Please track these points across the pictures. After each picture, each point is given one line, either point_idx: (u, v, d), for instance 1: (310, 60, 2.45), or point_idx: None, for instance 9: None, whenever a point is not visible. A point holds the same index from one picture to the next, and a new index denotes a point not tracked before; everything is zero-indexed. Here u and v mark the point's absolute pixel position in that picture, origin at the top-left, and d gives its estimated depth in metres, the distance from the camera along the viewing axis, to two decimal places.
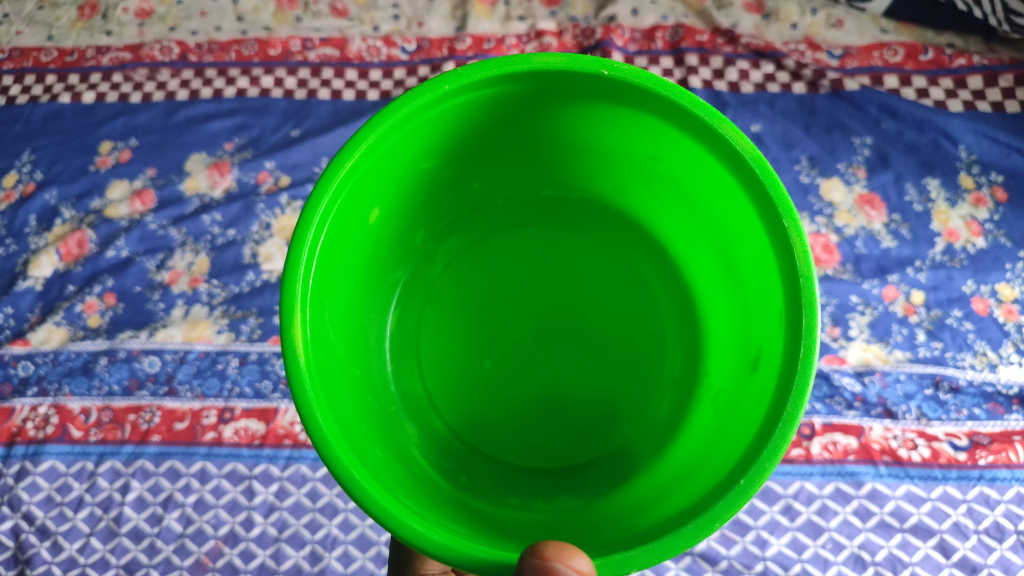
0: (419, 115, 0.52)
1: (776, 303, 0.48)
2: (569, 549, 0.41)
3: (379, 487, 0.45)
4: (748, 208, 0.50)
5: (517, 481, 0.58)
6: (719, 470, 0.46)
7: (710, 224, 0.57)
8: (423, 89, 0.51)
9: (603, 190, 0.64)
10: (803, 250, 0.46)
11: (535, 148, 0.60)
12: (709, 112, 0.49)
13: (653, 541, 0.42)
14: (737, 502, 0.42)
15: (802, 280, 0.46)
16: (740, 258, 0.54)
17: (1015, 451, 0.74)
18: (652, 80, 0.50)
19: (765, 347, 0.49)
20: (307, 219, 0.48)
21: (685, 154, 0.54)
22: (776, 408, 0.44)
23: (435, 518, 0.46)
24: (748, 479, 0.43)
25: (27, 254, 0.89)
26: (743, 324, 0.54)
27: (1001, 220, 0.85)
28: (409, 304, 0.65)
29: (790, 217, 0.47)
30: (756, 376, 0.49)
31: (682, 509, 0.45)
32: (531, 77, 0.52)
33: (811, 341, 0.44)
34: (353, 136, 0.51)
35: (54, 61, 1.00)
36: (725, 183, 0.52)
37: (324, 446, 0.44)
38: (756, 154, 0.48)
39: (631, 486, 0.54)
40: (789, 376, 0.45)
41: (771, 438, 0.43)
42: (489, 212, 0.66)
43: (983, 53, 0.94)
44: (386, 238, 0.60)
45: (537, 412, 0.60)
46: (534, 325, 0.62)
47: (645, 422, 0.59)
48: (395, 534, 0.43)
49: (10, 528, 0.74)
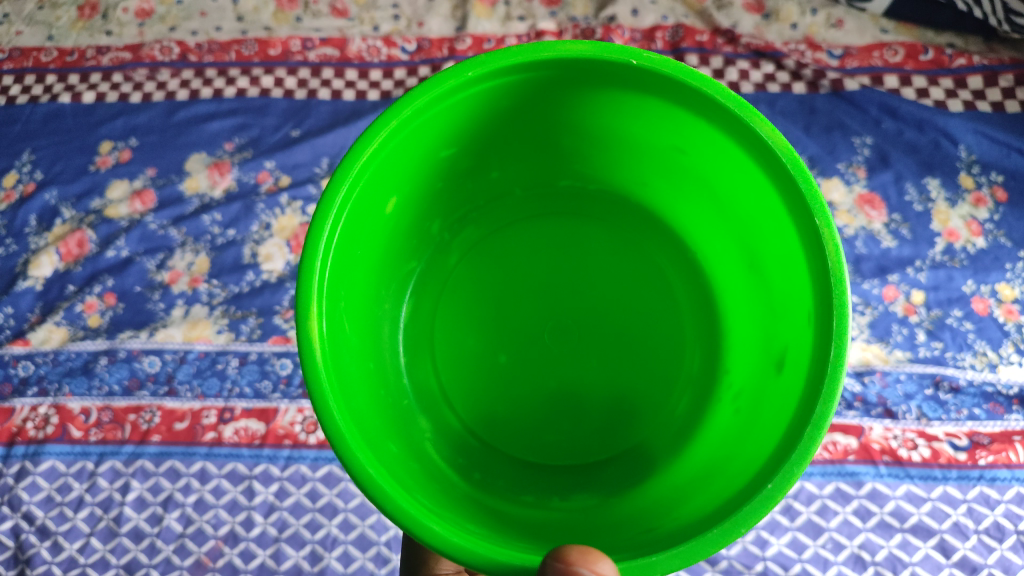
0: (440, 102, 0.52)
1: (804, 302, 0.48)
2: (593, 551, 0.41)
3: (398, 485, 0.45)
4: (776, 204, 0.51)
5: (532, 478, 0.58)
6: (744, 472, 0.46)
7: (733, 218, 0.57)
8: (445, 77, 0.51)
9: (622, 181, 0.64)
10: (833, 248, 0.46)
11: (555, 137, 0.60)
12: (737, 104, 0.49)
13: (677, 543, 0.42)
14: (765, 506, 0.42)
15: (832, 278, 0.46)
16: (766, 255, 0.54)
17: (1015, 451, 0.74)
18: (678, 69, 0.50)
19: (791, 345, 0.50)
20: (325, 209, 0.49)
21: (708, 144, 0.54)
22: (807, 411, 0.44)
23: (453, 518, 0.46)
24: (776, 482, 0.43)
25: (27, 254, 0.89)
26: (767, 322, 0.54)
27: (1001, 220, 0.85)
28: (423, 296, 0.65)
29: (820, 213, 0.47)
30: (782, 376, 0.49)
31: (707, 512, 0.45)
32: (554, 66, 0.52)
33: (840, 345, 0.44)
34: (373, 124, 0.51)
35: (54, 61, 1.00)
36: (751, 177, 0.52)
37: (340, 444, 0.44)
38: (788, 150, 0.48)
39: (651, 486, 0.54)
40: (818, 379, 0.44)
41: (799, 441, 0.43)
42: (506, 203, 0.66)
43: (983, 53, 0.94)
44: (403, 228, 0.60)
45: (554, 406, 0.60)
46: (551, 317, 0.62)
47: (663, 420, 0.59)
48: (413, 534, 0.43)
49: (11, 528, 0.74)
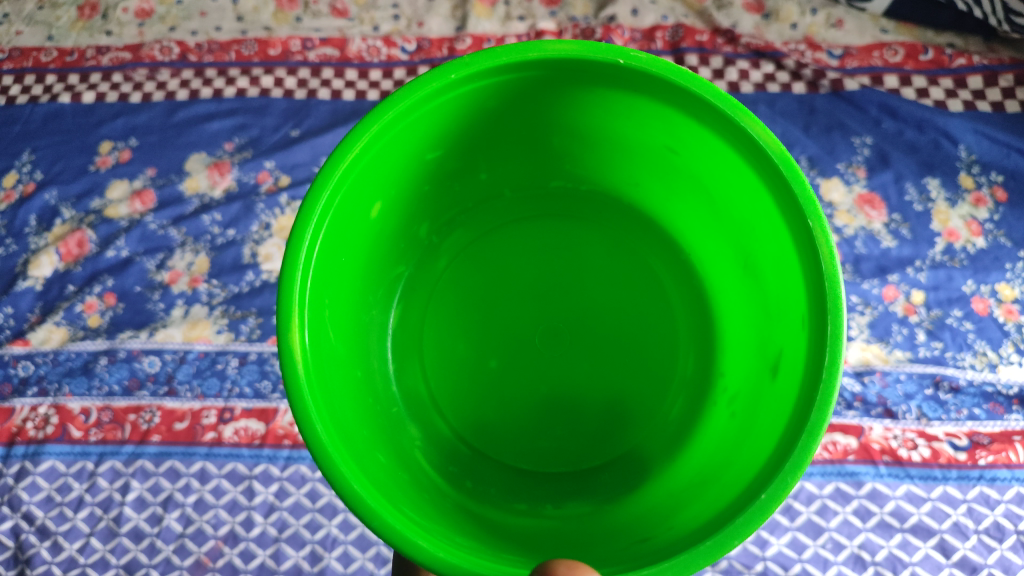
0: (424, 105, 0.52)
1: (799, 307, 0.48)
2: (579, 565, 0.40)
3: (384, 500, 0.45)
4: (769, 206, 0.51)
5: (525, 485, 0.58)
6: (737, 482, 0.46)
7: (727, 220, 0.57)
8: (428, 79, 0.51)
9: (613, 181, 0.64)
10: (827, 251, 0.46)
11: (544, 137, 0.60)
12: (729, 104, 0.49)
13: (667, 556, 0.42)
14: (756, 519, 0.42)
15: (827, 282, 0.46)
16: (761, 257, 0.54)
17: (1016, 451, 0.74)
18: (669, 69, 0.50)
19: (787, 349, 0.50)
20: (306, 215, 0.49)
21: (701, 144, 0.54)
22: (800, 420, 0.44)
23: (440, 531, 0.46)
24: (769, 493, 0.43)
25: (27, 254, 0.89)
26: (762, 327, 0.54)
27: (1001, 220, 0.85)
28: (411, 300, 0.64)
29: (814, 215, 0.47)
30: (778, 382, 0.49)
31: (699, 525, 0.45)
32: (539, 66, 0.52)
33: (835, 350, 0.44)
34: (354, 128, 0.51)
35: (54, 61, 1.00)
36: (745, 178, 0.52)
37: (324, 459, 0.45)
38: (781, 150, 0.48)
39: (644, 494, 0.54)
40: (813, 387, 0.44)
41: (793, 451, 0.43)
42: (496, 205, 0.66)
43: (983, 53, 0.94)
44: (390, 231, 0.60)
45: (546, 412, 0.60)
46: (542, 321, 0.62)
47: (658, 424, 0.59)
48: (399, 550, 0.43)
49: (10, 528, 0.74)
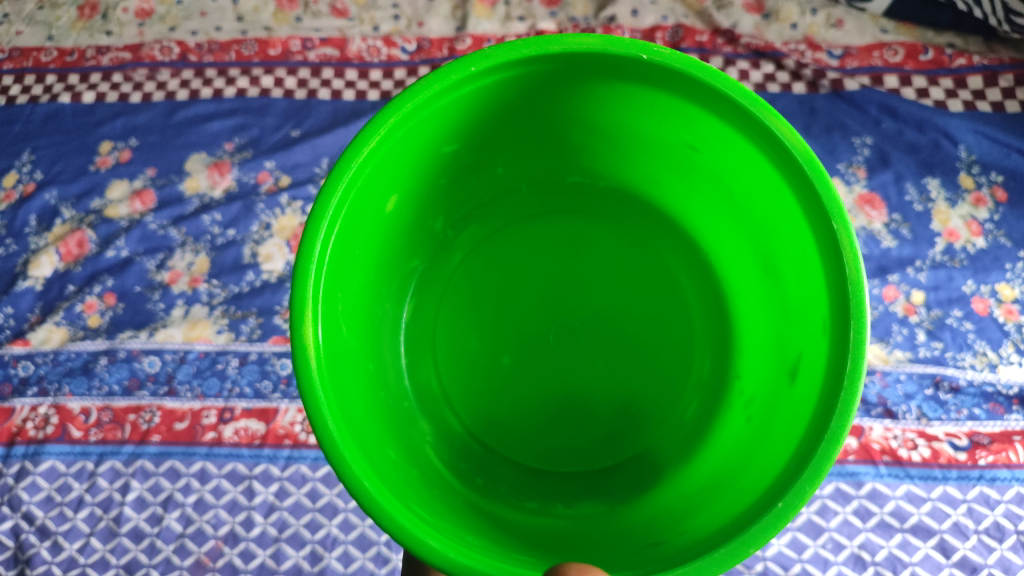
0: (442, 98, 0.52)
1: (821, 310, 0.49)
2: (592, 568, 0.40)
3: (395, 499, 0.45)
4: (790, 203, 0.51)
5: (536, 484, 0.58)
6: (755, 486, 0.46)
7: (746, 219, 0.57)
8: (448, 71, 0.51)
9: (630, 178, 0.64)
10: (852, 257, 0.46)
11: (561, 133, 0.60)
12: (753, 102, 0.49)
13: (684, 560, 0.42)
14: (774, 525, 0.42)
15: (850, 286, 0.46)
16: (782, 258, 0.54)
17: (1016, 451, 0.74)
18: (690, 63, 0.50)
19: (806, 355, 0.50)
20: (321, 206, 0.49)
21: (718, 137, 0.54)
22: (820, 427, 0.44)
23: (451, 530, 0.46)
24: (787, 501, 0.43)
25: (27, 254, 0.89)
26: (780, 329, 0.54)
27: (1001, 220, 0.85)
28: (424, 295, 0.64)
29: (839, 217, 0.47)
30: (797, 386, 0.49)
31: (714, 530, 0.45)
32: (557, 60, 0.52)
33: (858, 355, 0.44)
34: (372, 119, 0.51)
35: (54, 61, 1.00)
36: (768, 176, 0.52)
37: (336, 458, 0.45)
38: (805, 149, 0.48)
39: (657, 496, 0.54)
40: (833, 397, 0.44)
41: (813, 456, 0.43)
42: (512, 199, 0.66)
43: (984, 53, 0.94)
44: (405, 225, 0.60)
45: (559, 412, 0.60)
46: (555, 317, 0.62)
47: (672, 425, 0.59)
48: (410, 550, 0.43)
49: (10, 528, 0.74)
